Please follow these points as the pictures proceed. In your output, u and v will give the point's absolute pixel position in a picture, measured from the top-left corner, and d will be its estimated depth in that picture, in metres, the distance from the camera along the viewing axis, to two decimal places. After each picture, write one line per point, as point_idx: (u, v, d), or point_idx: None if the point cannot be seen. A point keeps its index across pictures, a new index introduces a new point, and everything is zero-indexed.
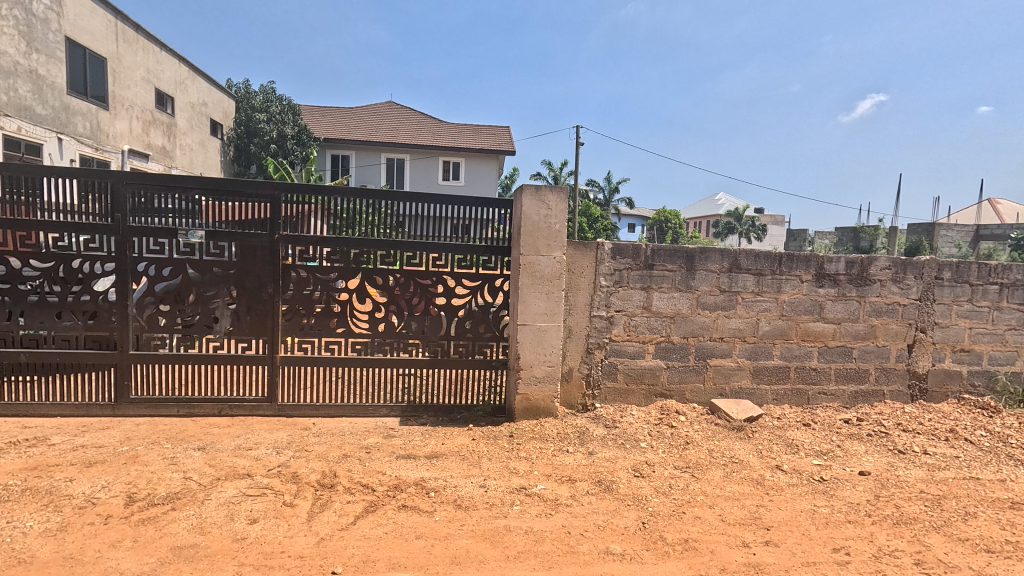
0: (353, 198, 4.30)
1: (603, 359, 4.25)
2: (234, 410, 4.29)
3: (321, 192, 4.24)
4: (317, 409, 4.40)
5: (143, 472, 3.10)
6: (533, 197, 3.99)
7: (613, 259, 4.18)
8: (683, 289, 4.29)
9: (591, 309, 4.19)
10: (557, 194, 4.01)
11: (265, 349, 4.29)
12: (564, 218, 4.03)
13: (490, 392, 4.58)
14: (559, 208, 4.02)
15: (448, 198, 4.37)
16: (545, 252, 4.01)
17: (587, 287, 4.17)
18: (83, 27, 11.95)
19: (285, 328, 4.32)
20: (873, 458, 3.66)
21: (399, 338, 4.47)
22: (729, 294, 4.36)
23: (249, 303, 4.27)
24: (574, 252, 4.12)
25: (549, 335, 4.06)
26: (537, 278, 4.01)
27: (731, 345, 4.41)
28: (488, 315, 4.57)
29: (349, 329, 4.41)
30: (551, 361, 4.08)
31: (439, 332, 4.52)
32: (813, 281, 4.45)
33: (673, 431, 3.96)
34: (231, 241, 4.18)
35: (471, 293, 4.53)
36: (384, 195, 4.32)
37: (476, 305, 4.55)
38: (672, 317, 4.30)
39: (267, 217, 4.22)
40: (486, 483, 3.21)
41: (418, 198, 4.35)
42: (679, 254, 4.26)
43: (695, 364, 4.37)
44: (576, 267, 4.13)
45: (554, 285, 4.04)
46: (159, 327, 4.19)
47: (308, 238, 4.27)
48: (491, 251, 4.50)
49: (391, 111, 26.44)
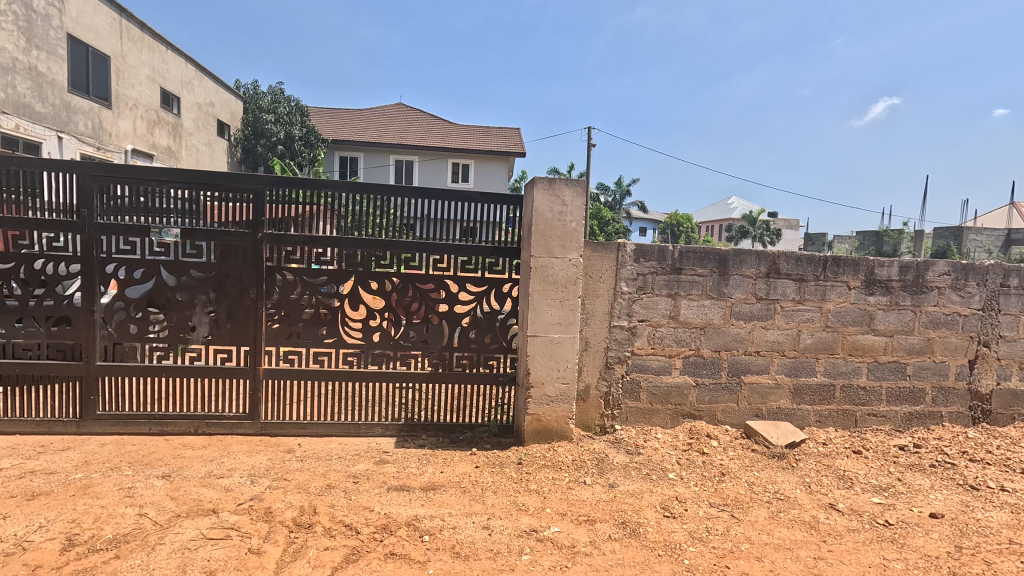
0: (349, 193, 3.87)
1: (625, 375, 3.76)
2: (212, 428, 3.86)
3: (313, 186, 3.81)
4: (304, 428, 3.96)
5: (92, 507, 2.67)
6: (545, 191, 3.52)
7: (636, 262, 3.70)
8: (715, 297, 3.81)
9: (611, 318, 3.71)
10: (574, 187, 3.54)
11: (247, 360, 3.87)
12: (581, 216, 3.55)
13: (496, 410, 4.11)
14: (574, 204, 3.55)
15: (454, 193, 3.94)
16: (560, 254, 3.55)
17: (607, 294, 3.69)
18: (86, 25, 11.73)
19: (269, 338, 3.89)
20: (943, 496, 3.13)
21: (396, 349, 4.03)
22: (767, 303, 3.86)
23: (229, 309, 3.85)
24: (591, 255, 3.65)
25: (563, 348, 3.59)
26: (550, 283, 3.55)
27: (769, 360, 3.90)
28: (494, 324, 4.10)
29: (340, 339, 3.97)
30: (565, 377, 3.61)
31: (440, 342, 4.07)
32: (862, 287, 3.94)
33: (705, 460, 3.46)
34: (210, 240, 3.77)
35: (476, 300, 4.07)
36: (383, 190, 3.90)
37: (482, 313, 4.09)
38: (701, 328, 3.81)
39: (250, 215, 3.81)
40: (490, 524, 2.73)
41: (420, 193, 3.93)
42: (711, 257, 3.77)
43: (727, 382, 3.87)
44: (594, 271, 3.66)
45: (569, 291, 3.57)
46: (130, 335, 3.77)
47: (294, 237, 3.84)
48: (498, 252, 4.04)
49: (400, 112, 26.16)
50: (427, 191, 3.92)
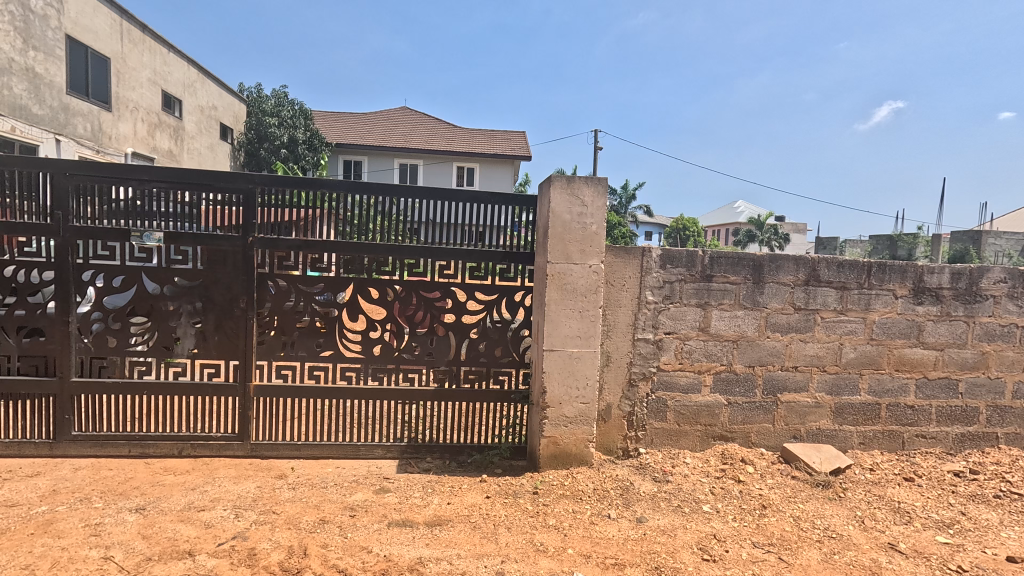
0: (348, 192, 3.56)
1: (650, 393, 3.42)
2: (197, 450, 3.52)
3: (309, 186, 3.50)
4: (298, 450, 3.62)
5: (50, 549, 2.34)
6: (562, 191, 3.20)
7: (662, 269, 3.37)
8: (749, 307, 3.46)
9: (635, 331, 3.37)
10: (595, 185, 3.21)
11: (236, 376, 3.54)
12: (602, 218, 3.22)
13: (507, 430, 3.76)
14: (595, 205, 3.22)
15: (461, 193, 3.62)
16: (579, 260, 3.21)
17: (631, 303, 3.36)
18: (85, 26, 11.53)
19: (261, 351, 3.57)
20: (1017, 534, 2.76)
21: (399, 363, 3.70)
22: (806, 313, 3.52)
23: (217, 320, 3.53)
24: (613, 260, 3.32)
25: (582, 364, 3.25)
26: (568, 292, 3.21)
27: (808, 377, 3.55)
28: (506, 336, 3.77)
29: (337, 353, 3.64)
30: (585, 397, 3.27)
31: (446, 356, 3.74)
32: (910, 296, 3.58)
33: (742, 489, 3.11)
34: (196, 245, 3.45)
35: (485, 309, 3.73)
36: (385, 190, 3.58)
37: (492, 323, 3.76)
38: (734, 341, 3.47)
39: (239, 217, 3.49)
40: (504, 569, 2.39)
41: (425, 194, 3.61)
42: (744, 263, 3.44)
43: (762, 401, 3.52)
44: (616, 279, 3.33)
45: (590, 301, 3.24)
46: (108, 348, 3.46)
47: (287, 241, 3.52)
48: (510, 257, 3.71)
49: (405, 116, 25.97)
50: (433, 191, 3.60)
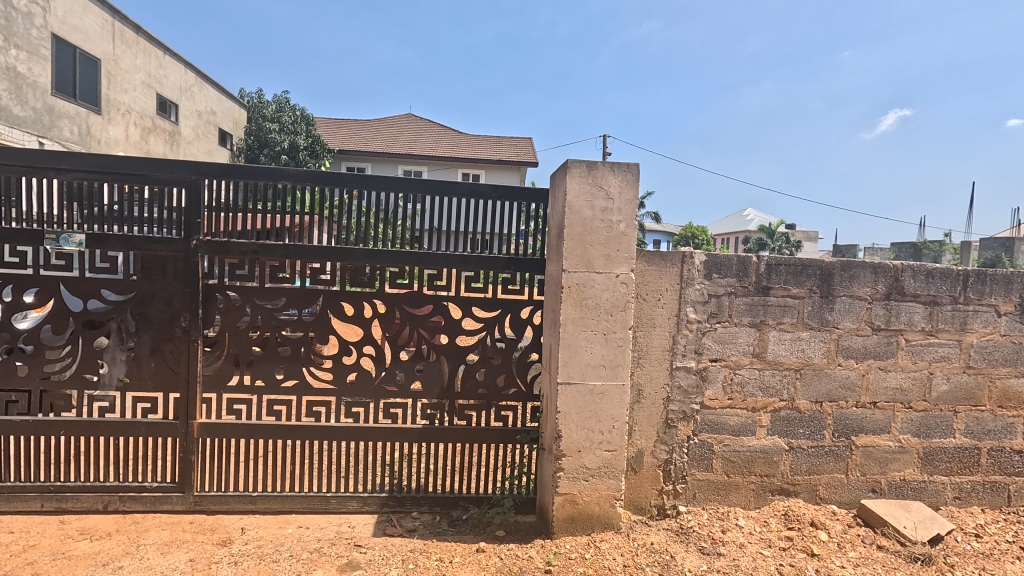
0: (314, 184, 2.92)
1: (691, 437, 2.72)
2: (126, 505, 2.84)
3: (267, 176, 2.89)
4: (253, 504, 2.93)
5: None
6: (580, 181, 2.51)
7: (707, 280, 2.68)
8: (816, 327, 2.76)
9: (673, 357, 2.68)
10: (622, 172, 2.52)
11: (177, 412, 2.87)
12: (631, 213, 2.53)
13: (513, 478, 3.05)
14: (622, 197, 2.53)
15: (453, 185, 2.98)
16: (602, 268, 2.52)
17: (668, 324, 2.66)
18: (73, 25, 11.07)
19: (208, 380, 2.90)
20: None
21: (379, 394, 3.02)
22: (887, 335, 2.80)
23: (153, 342, 2.86)
24: (646, 269, 2.63)
25: (607, 402, 2.55)
26: (588, 309, 2.52)
27: (890, 415, 2.82)
28: (510, 361, 3.07)
29: (302, 383, 2.97)
30: (611, 443, 2.57)
31: (437, 386, 3.05)
32: (1016, 313, 2.85)
33: (820, 568, 2.38)
34: (127, 249, 2.80)
35: (484, 328, 3.05)
36: (361, 181, 2.93)
37: (493, 346, 3.07)
38: (797, 371, 2.76)
39: (180, 215, 2.83)
40: None
41: (409, 185, 2.96)
42: (809, 272, 2.74)
43: (833, 445, 2.80)
44: (650, 292, 2.64)
45: (616, 321, 2.54)
46: (18, 378, 2.81)
47: (239, 245, 2.85)
48: (515, 265, 3.03)
49: (409, 122, 25.52)
50: (418, 183, 2.96)
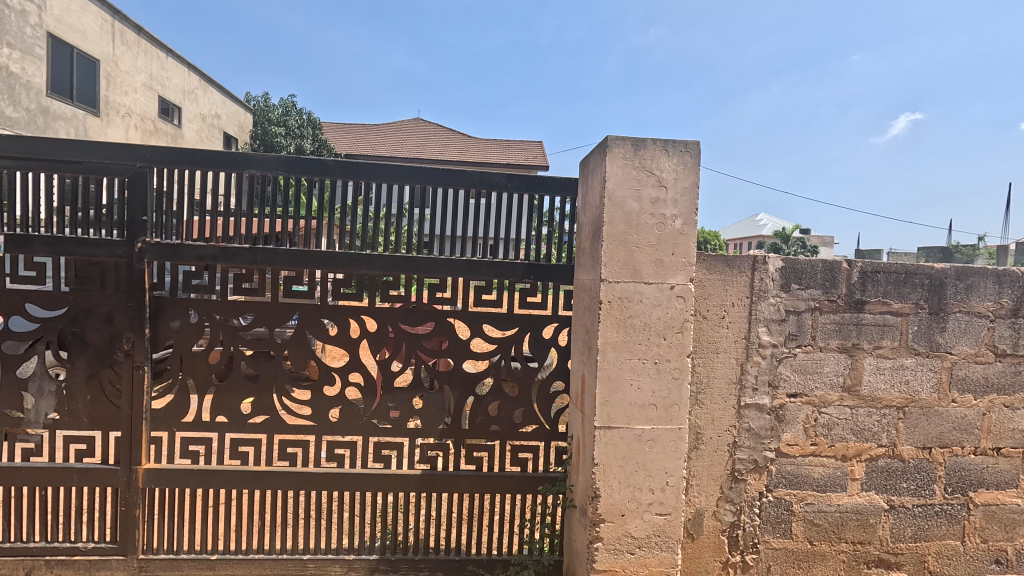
0: (288, 173, 2.37)
1: (766, 494, 2.11)
2: (53, 572, 2.29)
3: (229, 164, 2.33)
4: (211, 569, 2.36)
5: None
6: (623, 165, 1.93)
7: (784, 292, 2.09)
8: (923, 352, 2.15)
9: (742, 393, 2.09)
10: (676, 152, 1.95)
11: (118, 455, 2.32)
12: (689, 205, 1.95)
13: (535, 537, 2.46)
14: (677, 186, 1.95)
15: (459, 174, 2.44)
16: (652, 277, 1.94)
17: (735, 349, 2.07)
18: (71, 24, 10.73)
19: (158, 416, 2.35)
20: None
21: (368, 433, 2.45)
22: (1014, 362, 2.18)
23: (91, 369, 2.32)
24: (706, 279, 2.05)
25: (659, 452, 1.96)
26: (634, 332, 1.94)
27: (1019, 465, 2.20)
28: (529, 391, 2.50)
29: (274, 419, 2.41)
30: (663, 505, 1.98)
31: (440, 422, 2.49)
32: None
33: None
34: (55, 254, 2.25)
35: (498, 350, 2.48)
36: (346, 169, 2.38)
37: (508, 373, 2.49)
38: (900, 408, 2.15)
39: (123, 212, 2.28)
40: None
41: (405, 174, 2.41)
42: (915, 281, 2.13)
43: (945, 504, 2.18)
44: (712, 308, 2.06)
45: (671, 347, 1.96)
46: None
47: (196, 249, 2.30)
48: (536, 272, 2.45)
49: (417, 126, 25.11)
50: (416, 171, 2.42)
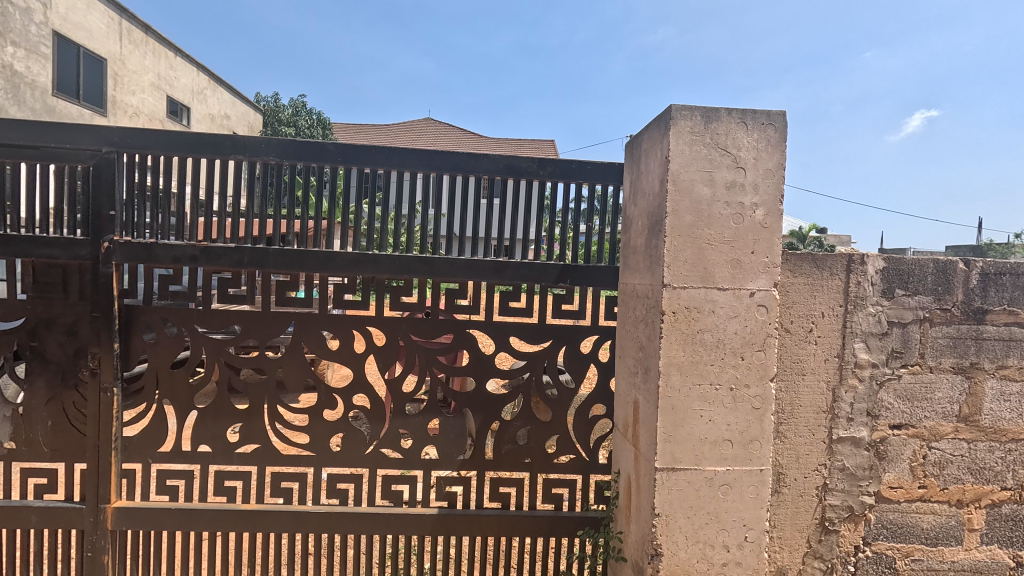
0: (280, 159, 2.01)
1: (863, 548, 1.72)
2: None
3: (211, 149, 1.97)
4: None
5: None
6: (691, 141, 1.54)
7: (886, 300, 1.68)
8: None
9: (833, 424, 1.69)
10: (756, 125, 1.56)
11: (84, 492, 1.97)
12: (773, 191, 1.56)
13: None
14: (758, 166, 1.56)
15: (481, 159, 2.06)
16: (727, 281, 1.55)
17: (825, 370, 1.68)
18: (77, 23, 10.56)
19: (132, 445, 2.01)
20: None
21: (375, 464, 2.09)
22: None
23: (53, 390, 1.98)
24: (789, 284, 1.66)
25: (736, 499, 1.57)
26: (704, 350, 1.56)
27: None
28: (563, 415, 2.12)
29: (265, 449, 2.05)
30: (741, 566, 1.59)
31: (459, 451, 2.11)
32: None
33: None
34: (8, 256, 1.91)
35: (527, 367, 2.10)
36: (348, 154, 2.02)
37: (539, 393, 2.11)
38: None
39: (87, 206, 1.93)
40: None
41: (418, 159, 2.05)
42: None
43: None
44: (797, 319, 1.66)
45: (750, 369, 1.57)
46: None
47: (172, 249, 1.95)
48: (572, 273, 2.07)
49: (428, 126, 24.85)
50: (431, 156, 2.05)
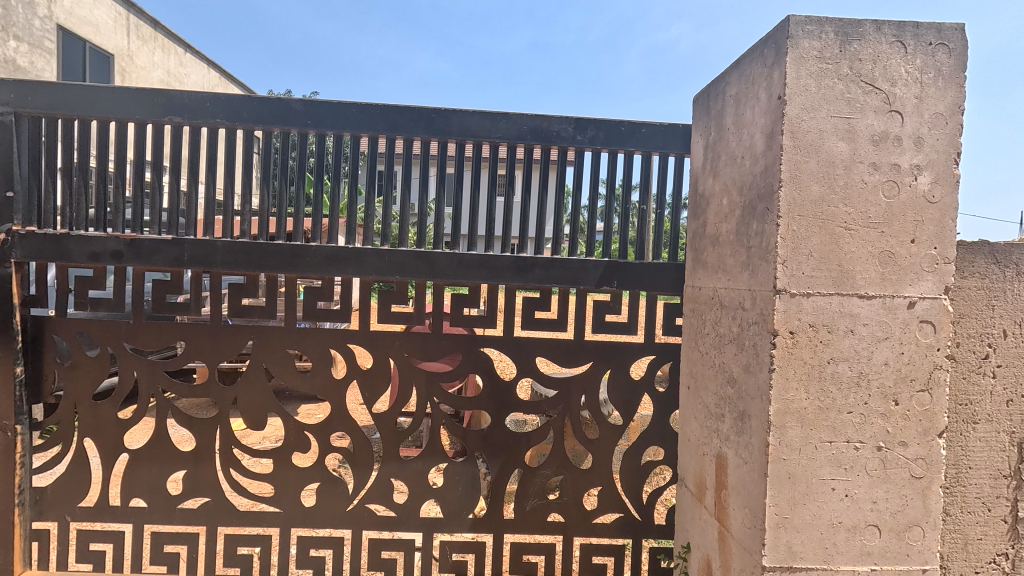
0: (232, 122, 1.50)
1: None
2: None
3: (140, 108, 1.47)
4: None
5: None
6: (818, 71, 1.01)
7: None
8: None
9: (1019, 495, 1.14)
10: (919, 47, 1.02)
11: None
12: (946, 148, 1.01)
13: None
14: (922, 110, 1.02)
15: (498, 121, 1.55)
16: (873, 286, 1.02)
17: (1007, 416, 1.13)
18: (83, 17, 10.29)
19: (45, 498, 1.54)
20: None
21: (361, 524, 1.59)
22: None
23: None
24: (954, 289, 1.11)
25: None
26: (837, 390, 1.02)
27: None
28: (606, 460, 1.61)
29: (217, 505, 1.57)
30: None
31: (469, 507, 1.61)
32: None
33: None
34: None
35: (560, 397, 1.59)
36: (320, 115, 1.52)
37: (576, 433, 1.59)
38: None
39: None
40: None
41: (415, 121, 1.54)
42: None
43: None
44: (966, 342, 1.12)
45: (907, 420, 1.03)
46: None
47: (89, 242, 1.46)
48: (620, 271, 1.55)
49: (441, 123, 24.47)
50: (432, 117, 1.54)
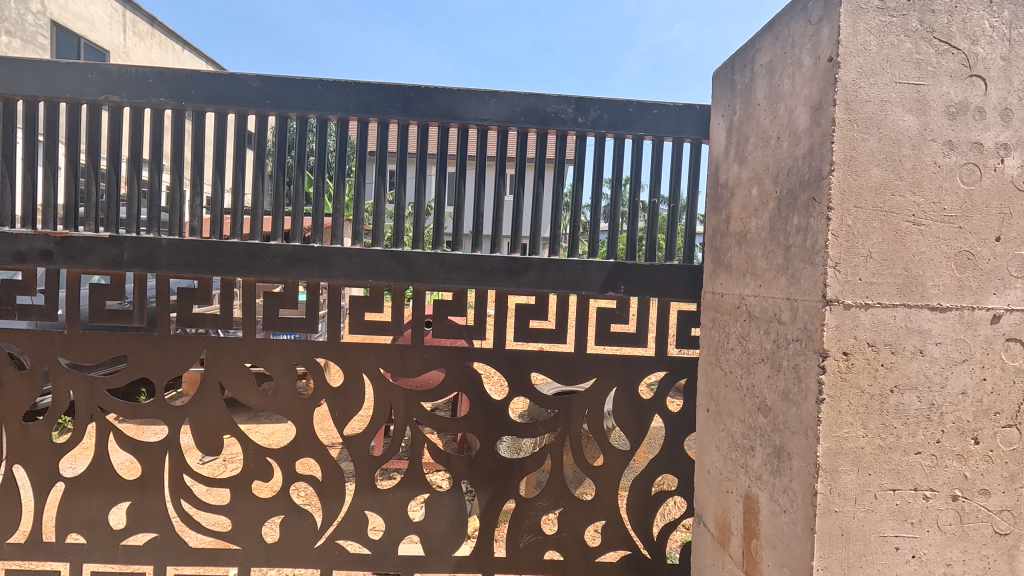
0: (179, 101, 1.30)
1: None
2: None
3: (71, 86, 1.26)
4: None
5: None
6: (879, 25, 0.81)
7: None
8: None
9: None
10: None
11: None
12: None
13: None
14: (1010, 74, 0.81)
15: (486, 100, 1.35)
16: (948, 295, 0.81)
17: None
18: (78, 13, 10.11)
19: None
20: None
21: (331, 563, 1.39)
22: None
23: None
24: None
25: None
26: (900, 425, 0.82)
27: None
28: (611, 489, 1.41)
29: (168, 541, 1.37)
30: None
31: (455, 543, 1.41)
32: None
33: None
34: None
35: (558, 418, 1.39)
36: (282, 94, 1.32)
37: (577, 459, 1.38)
38: None
39: None
40: None
41: (390, 100, 1.33)
42: None
43: None
44: None
45: (988, 462, 0.82)
46: None
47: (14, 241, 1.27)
48: (627, 273, 1.34)
49: None
50: (410, 96, 1.34)
